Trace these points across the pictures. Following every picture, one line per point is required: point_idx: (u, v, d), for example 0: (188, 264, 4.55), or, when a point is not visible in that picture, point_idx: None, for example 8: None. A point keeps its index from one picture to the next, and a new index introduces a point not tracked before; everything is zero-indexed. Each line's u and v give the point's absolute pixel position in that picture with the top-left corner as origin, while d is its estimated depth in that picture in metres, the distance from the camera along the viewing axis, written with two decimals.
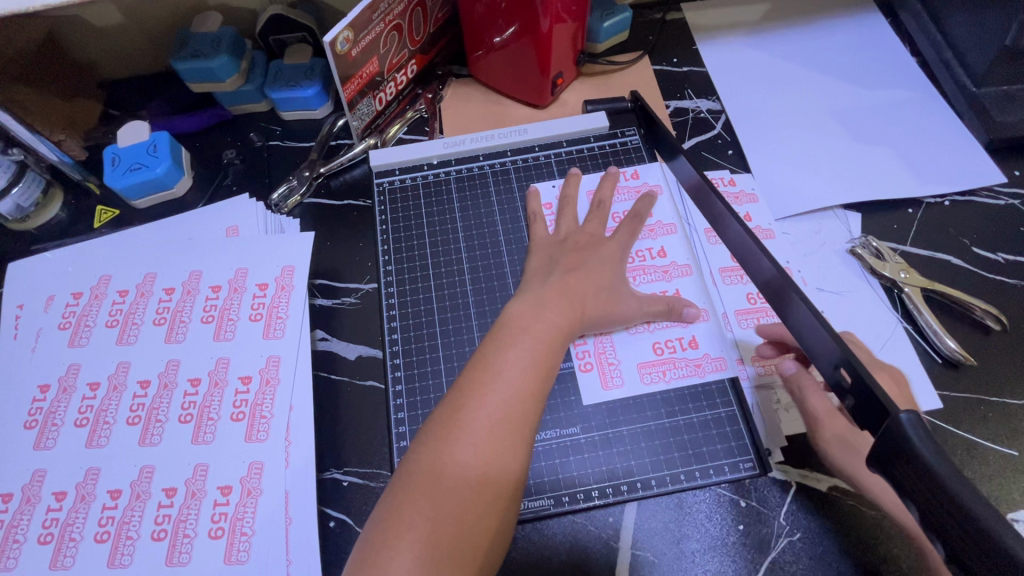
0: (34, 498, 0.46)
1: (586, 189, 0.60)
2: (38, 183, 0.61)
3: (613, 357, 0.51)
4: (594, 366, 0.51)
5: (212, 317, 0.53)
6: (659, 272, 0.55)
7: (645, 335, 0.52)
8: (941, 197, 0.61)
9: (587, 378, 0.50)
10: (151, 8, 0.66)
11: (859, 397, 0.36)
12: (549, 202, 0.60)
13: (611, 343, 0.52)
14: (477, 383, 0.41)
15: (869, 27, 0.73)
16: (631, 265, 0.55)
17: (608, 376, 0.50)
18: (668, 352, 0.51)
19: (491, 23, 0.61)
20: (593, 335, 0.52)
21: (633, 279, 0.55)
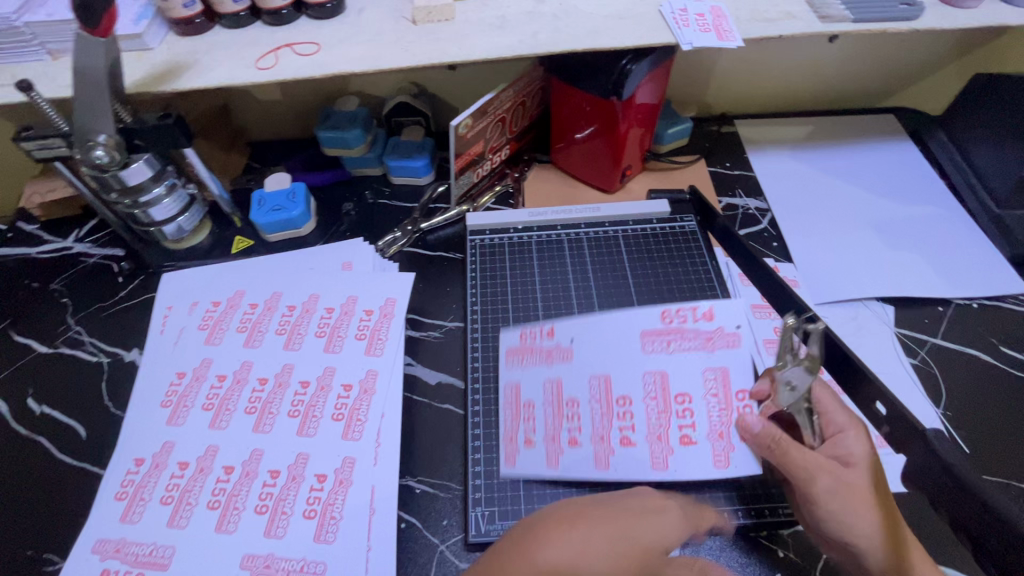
0: (161, 465, 0.55)
1: (640, 328, 0.58)
2: (199, 214, 0.74)
3: (569, 417, 0.55)
4: (535, 445, 0.54)
5: (324, 332, 0.63)
6: (588, 344, 0.58)
7: (614, 417, 0.54)
8: (969, 300, 0.67)
9: (511, 447, 0.55)
10: (305, 91, 0.83)
11: (893, 422, 0.44)
12: (553, 327, 0.60)
13: (559, 406, 0.56)
14: (659, 518, 0.40)
15: (900, 150, 0.83)
16: (638, 360, 0.56)
17: (550, 453, 0.54)
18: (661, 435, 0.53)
19: (576, 123, 0.74)
20: (507, 390, 0.58)
21: (601, 376, 0.56)
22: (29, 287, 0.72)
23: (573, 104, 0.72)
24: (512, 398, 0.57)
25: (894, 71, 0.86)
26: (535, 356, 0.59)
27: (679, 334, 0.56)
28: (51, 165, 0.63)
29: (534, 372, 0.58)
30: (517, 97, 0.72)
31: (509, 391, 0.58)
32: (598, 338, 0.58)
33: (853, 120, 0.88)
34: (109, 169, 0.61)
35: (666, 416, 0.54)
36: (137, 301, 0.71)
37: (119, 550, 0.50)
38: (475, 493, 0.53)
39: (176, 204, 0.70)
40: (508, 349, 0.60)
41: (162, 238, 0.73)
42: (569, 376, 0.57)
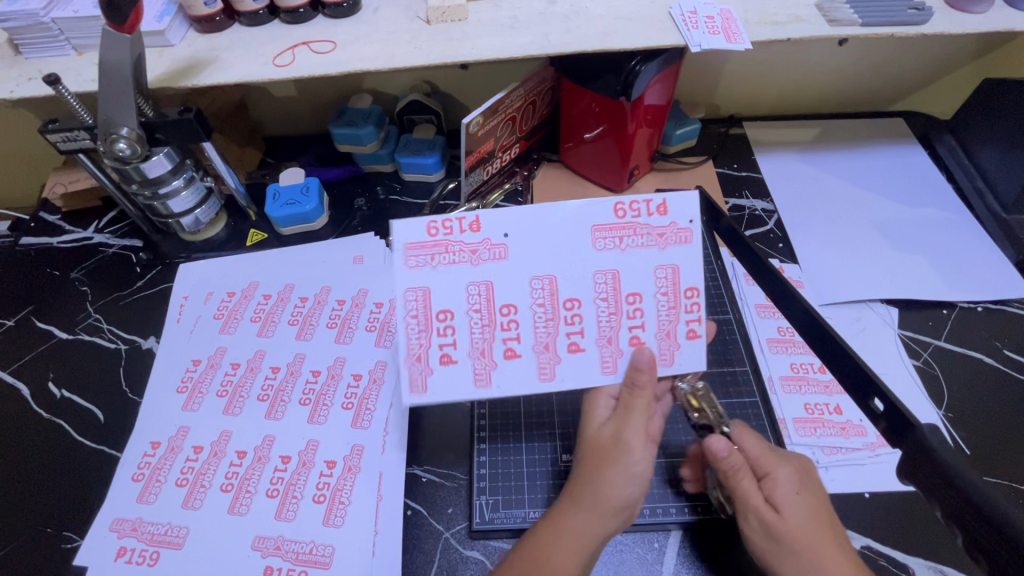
0: (177, 448, 0.56)
1: (590, 222, 0.49)
2: (215, 207, 0.76)
3: (503, 325, 0.50)
4: (457, 362, 0.50)
5: (335, 324, 0.65)
6: (523, 238, 0.49)
7: (560, 322, 0.50)
8: (974, 303, 0.68)
9: (416, 369, 0.49)
10: (320, 89, 0.84)
11: (890, 418, 0.45)
12: (477, 217, 0.49)
13: (553, 307, 0.50)
14: (621, 453, 0.46)
15: (909, 154, 0.84)
16: (589, 257, 0.50)
17: (475, 370, 0.50)
18: (606, 331, 0.50)
19: (585, 123, 0.76)
20: (414, 292, 0.49)
21: (548, 275, 0.50)
22: (51, 275, 0.75)
23: (582, 104, 0.73)
24: (421, 301, 0.49)
25: (903, 75, 0.86)
26: (453, 256, 0.49)
27: (633, 230, 0.50)
28: (74, 156, 0.65)
29: (449, 274, 0.49)
30: (527, 96, 0.73)
31: (415, 296, 0.49)
32: (534, 225, 0.49)
33: (861, 123, 0.88)
34: (130, 160, 0.63)
35: (617, 319, 0.50)
36: (154, 291, 0.73)
37: (136, 529, 0.52)
38: (480, 482, 0.55)
39: (194, 196, 0.72)
40: (406, 243, 0.48)
41: (179, 229, 0.75)
42: (503, 281, 0.49)
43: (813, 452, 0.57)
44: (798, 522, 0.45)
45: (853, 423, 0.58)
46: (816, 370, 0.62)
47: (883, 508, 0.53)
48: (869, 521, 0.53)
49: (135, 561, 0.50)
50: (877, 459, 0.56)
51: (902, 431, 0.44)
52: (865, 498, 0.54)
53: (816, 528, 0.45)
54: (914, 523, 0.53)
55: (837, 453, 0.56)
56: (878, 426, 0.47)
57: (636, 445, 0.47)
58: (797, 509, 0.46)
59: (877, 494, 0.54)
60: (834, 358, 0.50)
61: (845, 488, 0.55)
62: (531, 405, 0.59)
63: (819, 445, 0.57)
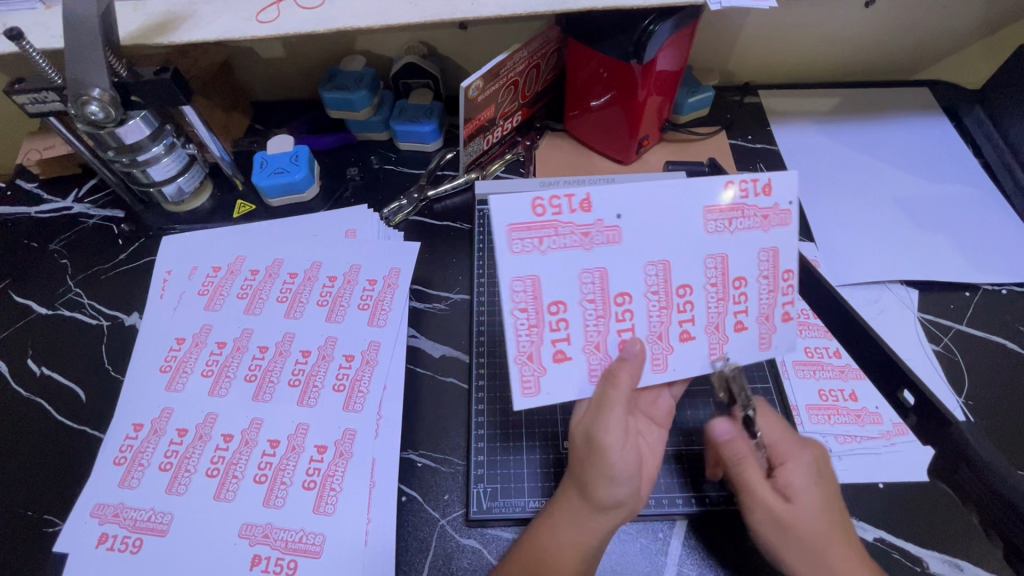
0: (160, 431, 0.54)
1: (700, 202, 0.47)
2: (199, 175, 0.71)
3: (618, 315, 0.46)
4: (571, 359, 0.46)
5: (326, 301, 0.62)
6: (638, 219, 0.46)
7: (673, 311, 0.47)
8: (999, 285, 0.64)
9: (529, 370, 0.45)
10: (309, 50, 0.79)
11: (921, 412, 0.43)
12: (588, 196, 0.45)
13: (604, 303, 0.46)
14: (595, 452, 0.43)
15: (933, 126, 0.79)
16: (695, 239, 0.47)
17: (590, 366, 0.46)
18: (832, 399, 0.57)
19: (591, 89, 0.71)
20: (523, 281, 0.44)
21: (662, 261, 0.47)
22: (28, 247, 0.71)
23: (589, 69, 0.69)
24: (530, 292, 0.45)
25: (930, 41, 0.80)
26: (564, 240, 0.45)
27: (741, 212, 0.47)
28: (45, 119, 0.60)
29: (560, 259, 0.45)
30: (531, 59, 0.68)
31: (525, 285, 0.44)
32: (649, 204, 0.46)
33: (883, 92, 0.83)
34: (104, 125, 0.58)
35: (721, 304, 0.48)
36: (136, 265, 0.69)
37: (118, 515, 0.50)
38: (478, 469, 0.52)
39: (176, 163, 0.67)
40: (509, 225, 0.44)
41: (161, 199, 0.71)
42: (612, 264, 0.46)
43: (825, 440, 0.54)
44: (809, 515, 0.43)
45: (869, 410, 0.55)
46: (831, 354, 0.59)
47: (898, 499, 0.51)
48: (884, 513, 0.51)
49: (117, 548, 0.48)
50: (893, 448, 0.53)
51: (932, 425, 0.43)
52: (879, 489, 0.52)
53: (804, 529, 0.43)
54: (929, 514, 0.50)
55: (851, 442, 0.54)
56: (907, 419, 0.45)
57: (610, 444, 0.42)
58: (787, 507, 0.44)
59: (893, 484, 0.52)
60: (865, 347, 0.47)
61: (858, 478, 0.52)
62: None
63: (833, 433, 0.55)
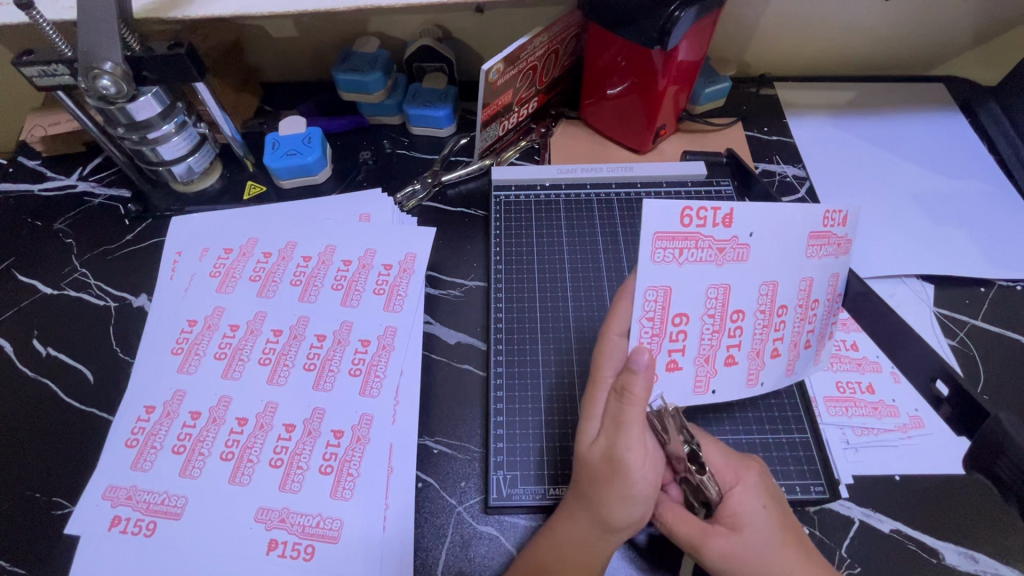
0: (173, 413, 0.53)
1: (807, 229, 0.46)
2: (209, 155, 0.70)
3: (731, 331, 0.46)
4: (683, 368, 0.46)
5: (340, 285, 0.61)
6: (768, 239, 0.45)
7: (772, 329, 0.47)
8: (1014, 281, 0.64)
9: None
10: (322, 30, 0.77)
11: (954, 401, 0.46)
12: (732, 211, 0.44)
13: (721, 319, 0.46)
14: (617, 472, 0.41)
15: (948, 122, 0.79)
16: (799, 262, 0.46)
17: (697, 377, 0.47)
18: (850, 392, 0.57)
19: (609, 77, 0.70)
20: (656, 291, 0.44)
21: (773, 281, 0.46)
22: (33, 225, 0.69)
23: (609, 56, 0.68)
24: (660, 303, 0.45)
25: (948, 36, 0.80)
26: (700, 253, 0.45)
27: (830, 239, 0.47)
28: (53, 94, 0.59)
29: (694, 273, 0.45)
30: (550, 44, 0.67)
31: (657, 295, 0.44)
32: (779, 223, 0.45)
33: (899, 87, 0.83)
34: (116, 100, 0.57)
35: (802, 324, 0.48)
36: (144, 245, 0.68)
37: (130, 498, 0.49)
38: (497, 456, 0.52)
39: (187, 142, 0.66)
40: (655, 234, 0.43)
41: (170, 178, 0.69)
42: (730, 281, 0.45)
43: (842, 431, 0.55)
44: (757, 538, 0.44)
45: (886, 403, 0.55)
46: (848, 347, 0.59)
47: (916, 491, 0.51)
48: (901, 505, 0.51)
49: (131, 531, 0.48)
50: (909, 441, 0.54)
51: (967, 409, 0.45)
52: (896, 481, 0.52)
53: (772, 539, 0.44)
54: (943, 506, 0.51)
55: (868, 434, 0.54)
56: (940, 408, 0.48)
57: (632, 464, 0.41)
58: (760, 523, 0.44)
59: (909, 476, 0.52)
60: (905, 355, 0.50)
61: (876, 470, 0.52)
62: (550, 374, 0.56)
63: (850, 425, 0.55)
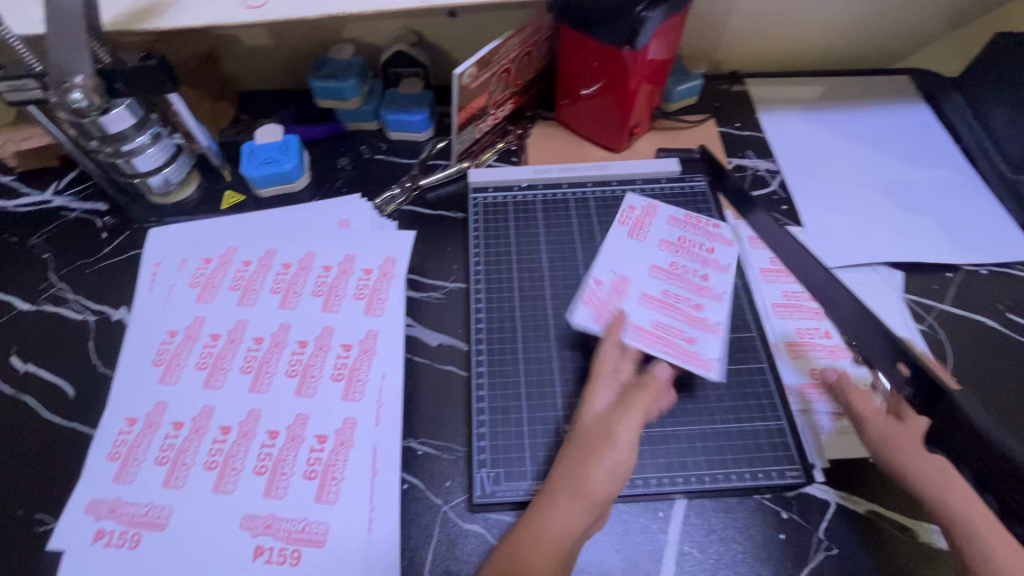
0: (155, 424, 0.53)
1: (664, 221, 0.67)
2: (185, 166, 0.70)
3: (677, 296, 0.60)
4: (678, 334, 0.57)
5: (321, 291, 0.61)
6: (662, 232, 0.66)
7: (696, 273, 0.62)
8: (979, 266, 0.66)
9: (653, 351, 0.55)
10: (297, 38, 0.78)
11: (917, 389, 0.50)
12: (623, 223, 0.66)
13: (671, 279, 0.62)
14: (605, 443, 0.47)
15: (914, 112, 0.81)
16: (652, 249, 0.64)
17: (678, 336, 0.57)
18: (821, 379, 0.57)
19: (583, 77, 0.71)
20: (606, 282, 0.61)
21: (677, 238, 0.65)
22: (8, 241, 0.69)
23: (581, 57, 0.69)
24: (614, 288, 0.60)
25: (912, 30, 0.82)
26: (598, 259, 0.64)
27: (694, 225, 0.67)
28: (25, 108, 0.59)
29: (638, 260, 0.63)
30: (522, 47, 0.68)
31: (614, 283, 0.61)
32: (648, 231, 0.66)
33: (866, 80, 0.85)
34: (89, 114, 0.57)
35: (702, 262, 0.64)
36: (123, 258, 0.67)
37: (114, 510, 0.49)
38: (481, 455, 0.52)
39: (163, 153, 0.66)
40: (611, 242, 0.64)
41: (147, 190, 0.69)
42: (636, 280, 0.61)
43: (818, 417, 0.55)
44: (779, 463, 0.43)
45: (860, 388, 0.56)
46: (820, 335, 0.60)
47: (889, 473, 0.53)
48: (874, 486, 0.52)
49: (115, 544, 0.48)
50: None
51: (936, 396, 0.48)
52: (870, 463, 0.53)
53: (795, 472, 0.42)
54: None
55: (844, 418, 0.55)
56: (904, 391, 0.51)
57: (616, 432, 0.48)
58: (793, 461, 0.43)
59: None
60: (843, 316, 0.57)
61: (851, 453, 0.54)
62: (530, 372, 0.57)
63: (826, 410, 0.55)
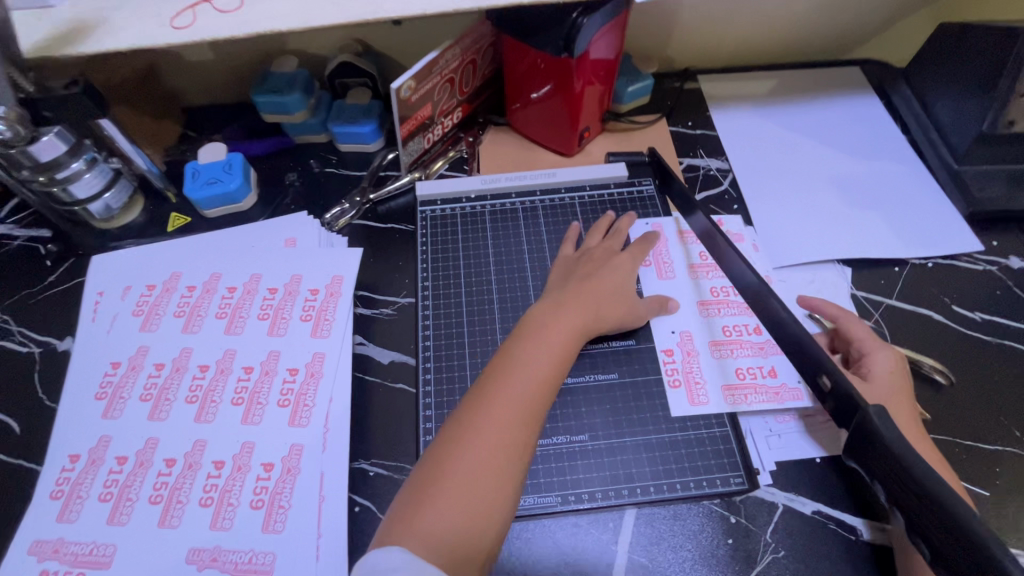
0: (98, 460, 0.52)
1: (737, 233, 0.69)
2: (126, 190, 0.69)
3: (717, 313, 0.62)
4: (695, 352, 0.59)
5: (267, 315, 0.60)
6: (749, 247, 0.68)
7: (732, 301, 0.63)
8: (925, 259, 0.67)
9: (669, 365, 0.58)
10: (240, 51, 0.76)
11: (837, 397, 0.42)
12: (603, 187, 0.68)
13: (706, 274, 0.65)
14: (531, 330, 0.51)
15: (864, 105, 0.81)
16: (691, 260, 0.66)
17: (693, 363, 0.58)
18: (749, 377, 0.58)
19: (529, 81, 0.70)
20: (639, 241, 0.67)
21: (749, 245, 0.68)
22: None
23: (527, 61, 0.67)
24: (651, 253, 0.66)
25: (860, 21, 0.82)
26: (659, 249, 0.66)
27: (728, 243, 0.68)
28: None
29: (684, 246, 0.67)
30: (464, 55, 0.67)
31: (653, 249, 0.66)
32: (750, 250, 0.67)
33: (817, 73, 0.85)
34: (15, 145, 0.55)
35: None
36: (67, 287, 0.66)
37: (58, 550, 0.48)
38: None
39: (100, 179, 0.65)
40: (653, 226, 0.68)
41: (88, 217, 0.68)
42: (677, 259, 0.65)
43: (766, 420, 0.56)
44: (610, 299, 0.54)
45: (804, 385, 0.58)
46: (751, 332, 0.61)
47: (834, 473, 0.54)
48: (819, 485, 0.53)
49: None
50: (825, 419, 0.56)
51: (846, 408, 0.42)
52: (816, 463, 0.54)
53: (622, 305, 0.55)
54: (859, 482, 0.53)
55: (791, 420, 0.56)
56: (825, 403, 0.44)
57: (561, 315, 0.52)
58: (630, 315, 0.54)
59: (828, 457, 0.54)
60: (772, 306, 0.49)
61: (797, 454, 0.55)
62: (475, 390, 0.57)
63: (773, 413, 0.57)
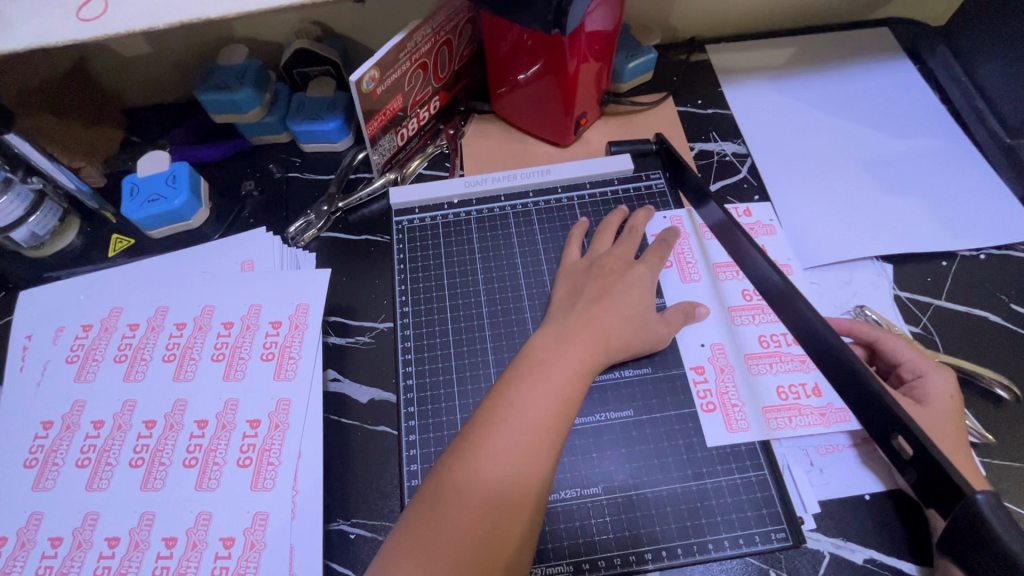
0: (29, 543, 0.45)
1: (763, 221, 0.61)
2: (55, 212, 0.60)
3: (751, 319, 0.54)
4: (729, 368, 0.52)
5: (222, 355, 0.52)
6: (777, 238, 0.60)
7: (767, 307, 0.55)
8: (976, 250, 0.59)
9: (701, 385, 0.51)
10: (181, 42, 0.66)
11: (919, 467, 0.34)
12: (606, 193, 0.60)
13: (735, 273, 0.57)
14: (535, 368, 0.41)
15: (895, 72, 0.72)
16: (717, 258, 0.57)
17: (729, 381, 0.51)
18: (793, 398, 0.50)
19: (516, 62, 0.60)
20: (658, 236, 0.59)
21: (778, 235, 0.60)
22: None
23: (511, 39, 0.57)
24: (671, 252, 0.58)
25: None
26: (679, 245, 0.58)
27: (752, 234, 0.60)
28: None
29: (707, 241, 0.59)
30: (436, 35, 0.58)
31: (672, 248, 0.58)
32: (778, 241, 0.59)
33: (841, 37, 0.75)
34: None
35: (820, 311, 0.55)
36: None
37: None
38: None
39: (19, 203, 0.55)
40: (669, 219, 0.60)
41: (14, 247, 0.59)
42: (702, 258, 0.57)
43: (806, 454, 0.49)
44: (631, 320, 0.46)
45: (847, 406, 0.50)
46: (790, 343, 0.53)
47: (890, 515, 0.46)
48: (871, 529, 0.46)
49: None
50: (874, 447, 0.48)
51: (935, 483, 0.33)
52: (866, 502, 0.47)
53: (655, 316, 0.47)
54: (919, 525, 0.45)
55: (834, 451, 0.49)
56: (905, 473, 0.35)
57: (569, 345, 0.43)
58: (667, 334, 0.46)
59: (879, 494, 0.47)
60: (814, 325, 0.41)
61: (843, 493, 0.47)
62: None
63: (813, 444, 0.49)
